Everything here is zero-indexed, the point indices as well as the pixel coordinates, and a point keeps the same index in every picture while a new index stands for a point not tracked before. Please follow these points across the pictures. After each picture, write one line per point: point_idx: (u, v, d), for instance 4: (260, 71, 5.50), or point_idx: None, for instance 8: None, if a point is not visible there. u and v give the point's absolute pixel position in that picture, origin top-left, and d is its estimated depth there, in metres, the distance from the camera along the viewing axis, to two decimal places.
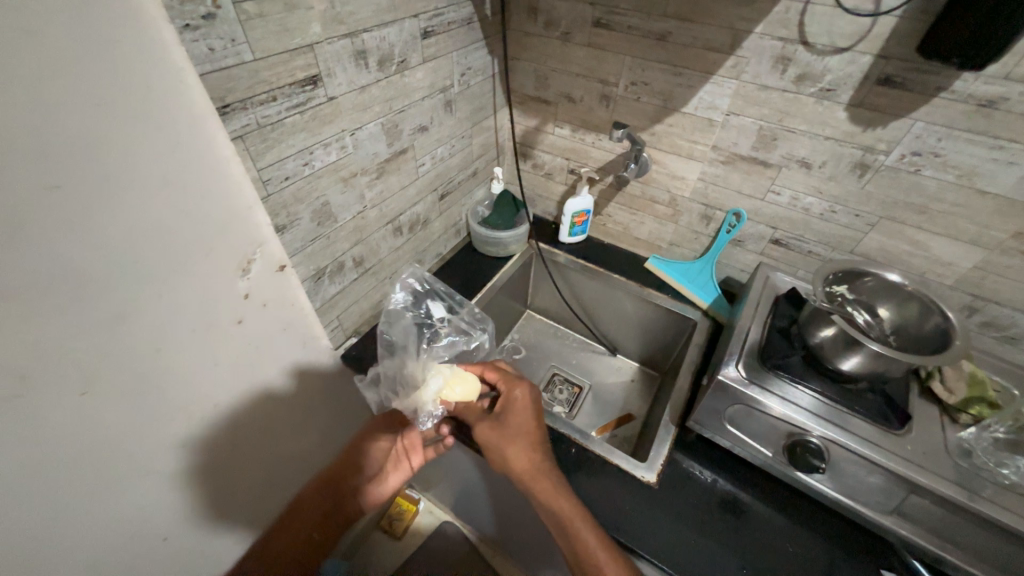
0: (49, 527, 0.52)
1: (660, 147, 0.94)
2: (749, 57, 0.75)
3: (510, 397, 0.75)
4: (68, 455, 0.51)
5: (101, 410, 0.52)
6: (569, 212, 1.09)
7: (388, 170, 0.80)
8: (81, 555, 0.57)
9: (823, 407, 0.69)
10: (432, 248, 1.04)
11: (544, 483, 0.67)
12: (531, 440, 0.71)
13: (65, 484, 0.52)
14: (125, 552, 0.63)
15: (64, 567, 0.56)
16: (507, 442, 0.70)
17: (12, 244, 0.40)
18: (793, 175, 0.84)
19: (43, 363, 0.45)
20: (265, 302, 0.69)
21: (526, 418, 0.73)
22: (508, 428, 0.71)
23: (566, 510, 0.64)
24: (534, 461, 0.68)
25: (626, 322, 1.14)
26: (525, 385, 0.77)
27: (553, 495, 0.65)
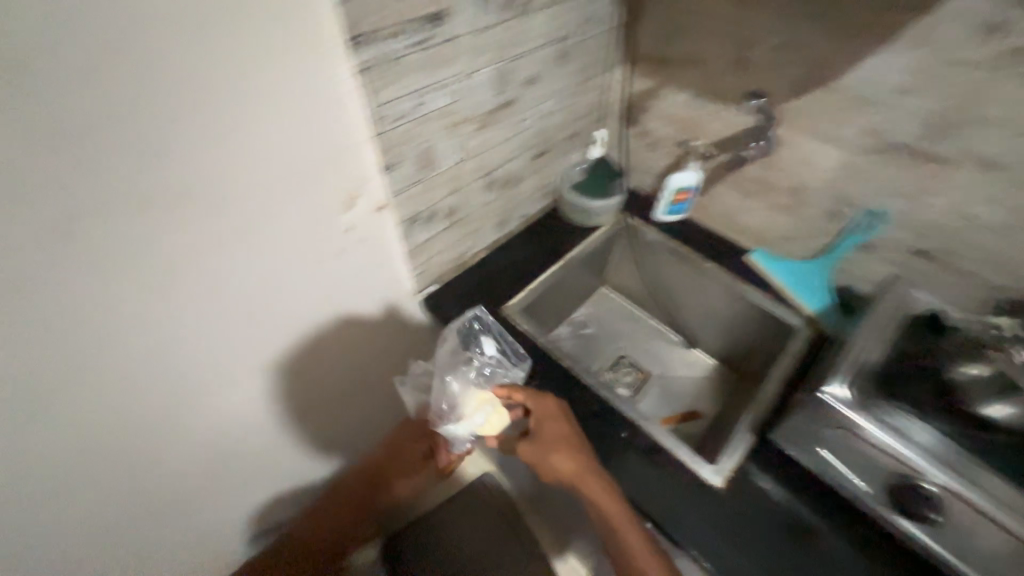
0: (174, 385, 0.63)
1: (795, 125, 0.82)
2: (945, 22, 0.61)
3: (540, 411, 0.74)
4: (192, 331, 0.61)
5: (219, 304, 0.62)
6: (671, 187, 1.00)
7: (493, 121, 0.78)
8: (192, 416, 0.68)
9: (951, 454, 0.59)
10: (520, 208, 1.01)
11: (592, 490, 0.69)
12: (571, 447, 0.71)
13: (194, 358, 0.63)
14: (224, 424, 0.74)
15: (188, 424, 0.69)
16: (550, 452, 0.71)
17: (170, 147, 0.48)
18: (967, 175, 0.69)
19: (185, 256, 0.55)
20: (363, 238, 0.73)
21: (561, 424, 0.74)
22: (544, 443, 0.72)
23: (616, 517, 0.68)
24: (580, 468, 0.70)
25: (710, 316, 1.05)
26: (552, 399, 0.76)
27: (603, 498, 0.69)
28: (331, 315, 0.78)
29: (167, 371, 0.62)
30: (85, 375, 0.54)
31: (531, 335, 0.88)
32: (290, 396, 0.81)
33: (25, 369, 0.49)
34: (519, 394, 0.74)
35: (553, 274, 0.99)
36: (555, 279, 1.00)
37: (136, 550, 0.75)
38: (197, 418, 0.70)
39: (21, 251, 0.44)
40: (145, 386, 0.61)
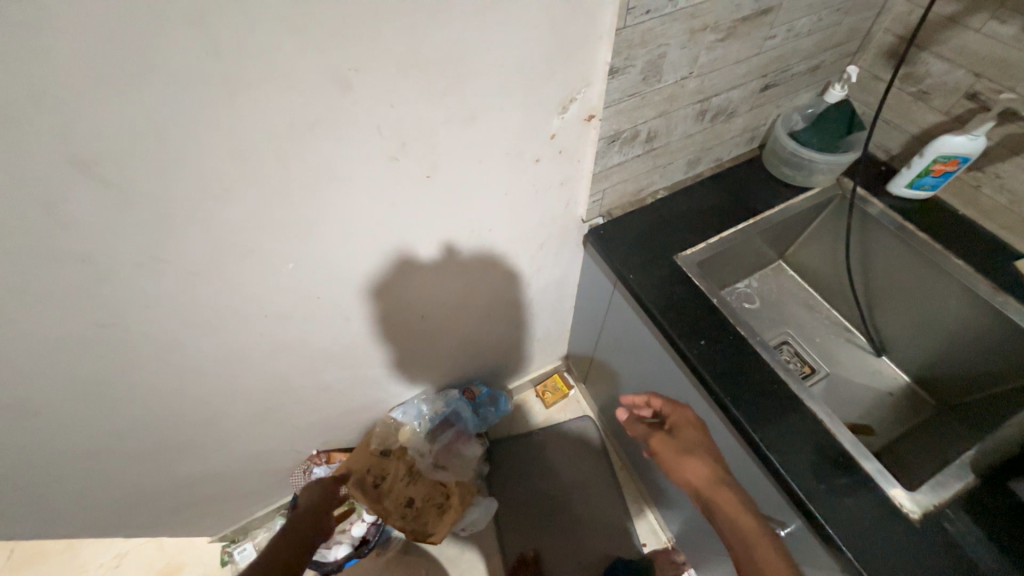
0: (370, 249, 0.70)
1: None
2: None
3: (678, 418, 0.78)
4: (402, 208, 0.66)
5: (427, 189, 0.65)
6: (936, 153, 0.77)
7: (738, 34, 0.66)
8: (375, 282, 0.76)
9: None
10: (717, 149, 0.89)
11: (724, 501, 0.67)
12: (705, 457, 0.72)
13: (397, 234, 0.70)
14: (394, 297, 0.81)
15: (376, 290, 0.78)
16: (686, 454, 0.73)
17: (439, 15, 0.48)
18: None
19: (417, 135, 0.58)
20: (562, 149, 0.70)
21: (698, 432, 0.75)
22: (681, 446, 0.74)
23: (749, 532, 0.64)
24: (714, 476, 0.69)
25: (933, 324, 0.84)
26: (689, 409, 0.78)
27: (738, 511, 0.66)
28: (507, 224, 0.78)
29: (372, 237, 0.68)
30: (319, 219, 0.62)
31: (704, 291, 0.80)
32: (450, 288, 0.86)
33: (286, 200, 0.57)
34: (657, 398, 0.80)
35: (741, 231, 0.87)
36: (741, 237, 0.88)
37: (315, 381, 0.91)
38: (380, 287, 0.78)
39: (311, 89, 0.48)
40: (353, 246, 0.68)
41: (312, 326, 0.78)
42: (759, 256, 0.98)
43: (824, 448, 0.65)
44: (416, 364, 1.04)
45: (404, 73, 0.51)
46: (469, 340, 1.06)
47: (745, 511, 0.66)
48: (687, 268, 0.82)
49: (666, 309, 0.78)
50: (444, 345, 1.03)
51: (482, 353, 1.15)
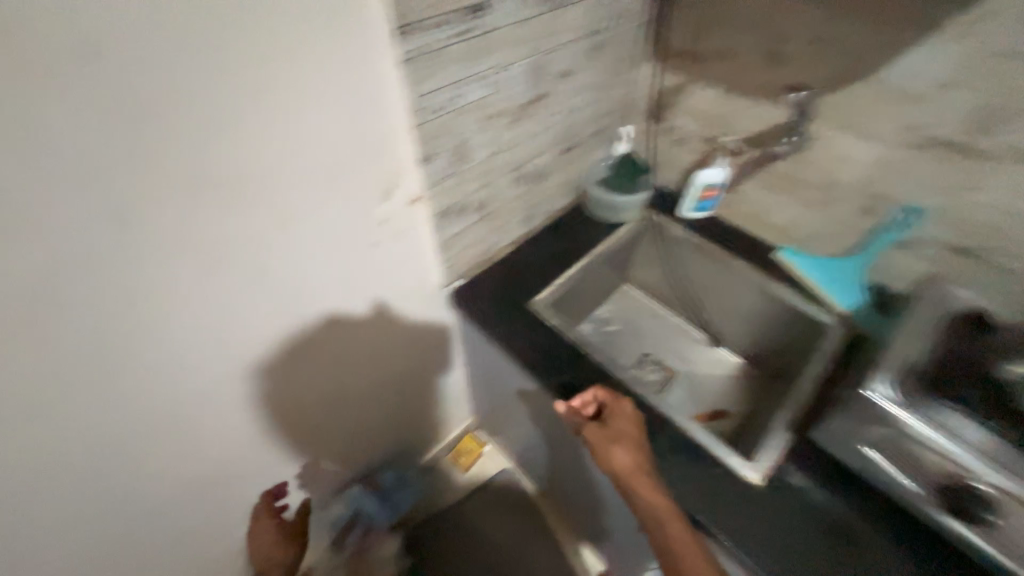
0: (229, 360, 0.66)
1: (828, 123, 0.81)
2: (994, 15, 0.60)
3: (615, 410, 0.75)
4: (250, 312, 0.64)
5: (269, 290, 0.64)
6: (698, 183, 0.98)
7: (526, 115, 0.78)
8: (224, 399, 0.70)
9: (1004, 451, 0.55)
10: (545, 203, 1.01)
11: (644, 487, 0.67)
12: (633, 447, 0.70)
13: (235, 346, 0.66)
14: (255, 409, 0.75)
15: (227, 409, 0.71)
16: (617, 442, 0.70)
17: (216, 138, 0.49)
18: (1006, 172, 0.67)
19: (229, 246, 0.57)
20: (397, 231, 0.74)
21: (630, 424, 0.73)
22: (615, 434, 0.72)
23: (661, 510, 0.65)
24: (637, 464, 0.68)
25: (740, 312, 1.04)
26: (627, 401, 0.75)
27: (654, 494, 0.66)
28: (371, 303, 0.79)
29: (226, 348, 0.65)
30: (154, 347, 0.58)
31: (559, 330, 0.88)
32: (322, 381, 0.83)
33: (99, 340, 0.53)
34: (601, 389, 0.76)
35: (578, 271, 0.99)
36: (579, 275, 0.99)
37: (194, 522, 0.80)
38: (233, 404, 0.71)
39: (91, 228, 0.46)
40: (185, 370, 0.62)
41: (175, 461, 0.70)
42: (603, 287, 1.12)
43: (680, 444, 0.75)
44: (326, 459, 0.97)
45: (205, 192, 0.52)
46: (359, 430, 1.01)
47: (661, 493, 0.67)
48: (540, 313, 0.90)
49: (530, 354, 0.84)
50: (363, 421, 1.00)
51: (380, 440, 1.10)
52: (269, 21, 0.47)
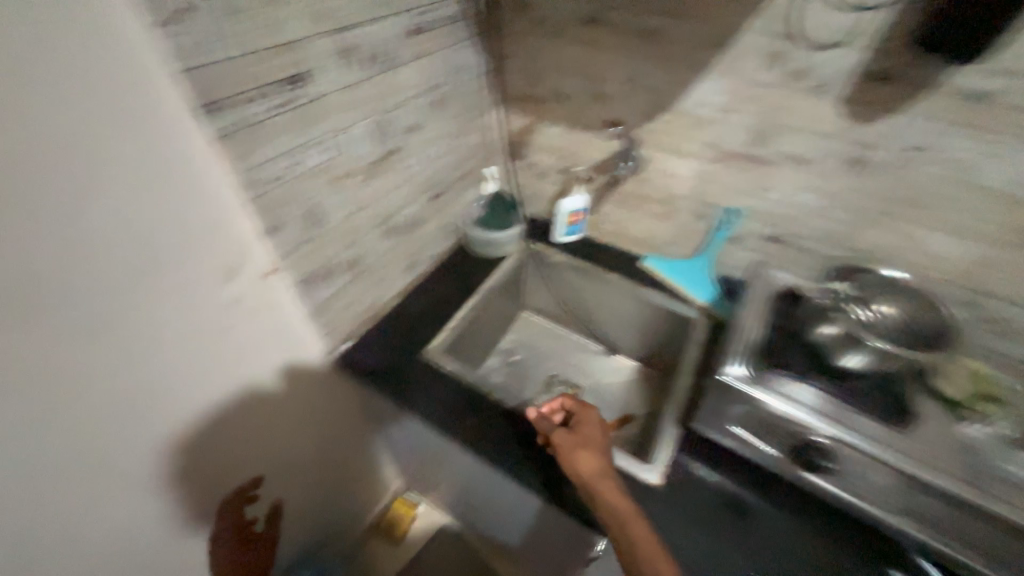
0: (66, 503, 0.55)
1: (653, 146, 0.93)
2: (744, 54, 0.74)
3: (583, 417, 0.72)
4: (84, 440, 0.54)
5: (104, 411, 0.55)
6: (563, 211, 1.07)
7: (379, 170, 0.78)
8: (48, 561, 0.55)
9: (829, 405, 0.64)
10: (425, 250, 1.02)
11: (607, 487, 0.62)
12: (597, 449, 0.67)
13: (50, 492, 0.53)
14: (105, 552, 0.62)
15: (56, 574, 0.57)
16: (583, 445, 0.67)
17: None
18: (786, 172, 0.82)
19: (18, 375, 0.46)
20: (254, 306, 0.68)
21: (598, 431, 0.70)
22: (583, 437, 0.68)
23: (628, 515, 0.59)
24: (599, 465, 0.65)
25: (625, 321, 1.12)
26: (593, 409, 0.73)
27: (619, 497, 0.61)
28: (244, 388, 0.72)
29: (56, 491, 0.53)
30: None
31: (456, 374, 0.86)
32: (207, 484, 0.72)
33: None
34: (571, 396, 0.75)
35: (467, 313, 0.99)
36: (469, 317, 1.00)
37: None
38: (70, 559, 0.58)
39: None
40: None
41: None
42: (499, 321, 1.15)
43: None
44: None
45: None
46: (258, 532, 0.89)
47: (624, 497, 0.62)
48: (434, 364, 0.88)
49: (428, 408, 0.81)
50: (296, 472, 0.91)
51: (289, 536, 0.98)
52: (40, 114, 0.41)
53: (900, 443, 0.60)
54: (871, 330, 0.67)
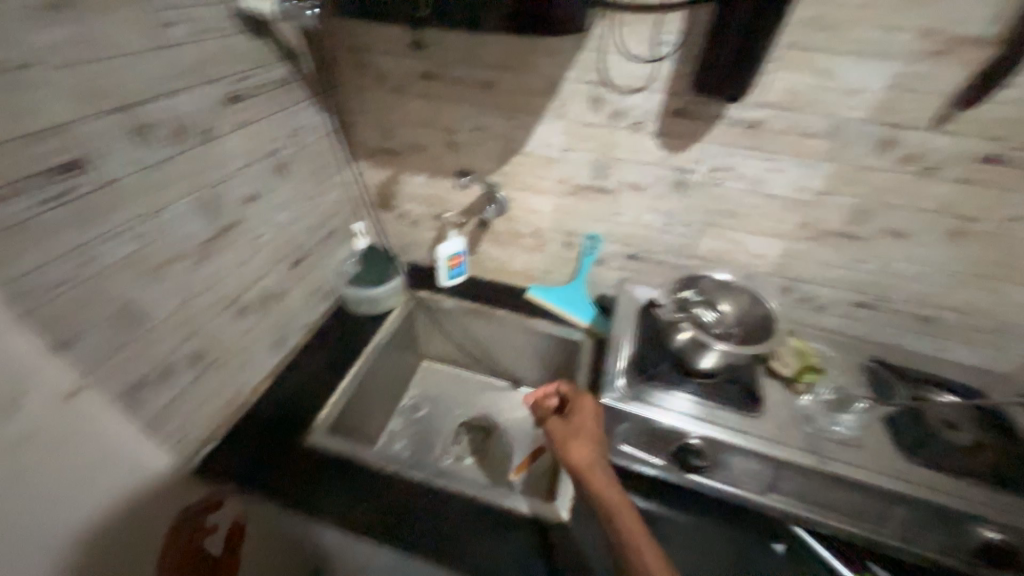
0: None
1: (512, 186, 0.97)
2: (569, 100, 0.82)
3: (578, 405, 0.70)
4: None
5: None
6: (443, 256, 1.05)
7: (215, 249, 0.70)
8: None
9: (697, 406, 0.70)
10: (295, 321, 0.93)
11: (597, 472, 0.62)
12: (591, 435, 0.66)
13: None
14: None
15: None
16: (574, 438, 0.65)
17: None
18: (629, 198, 0.91)
19: None
20: (59, 441, 0.53)
21: (592, 420, 0.68)
22: (576, 429, 0.67)
23: (621, 511, 0.57)
24: (591, 450, 0.64)
25: (523, 354, 1.13)
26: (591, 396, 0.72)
27: (611, 492, 0.59)
28: (65, 544, 0.55)
29: None
30: None
31: (344, 452, 0.78)
32: None
33: None
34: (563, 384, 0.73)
35: (351, 385, 0.92)
36: (354, 388, 0.92)
37: None
38: None
39: None
40: None
41: None
42: (392, 381, 1.09)
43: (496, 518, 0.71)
44: None
45: None
46: None
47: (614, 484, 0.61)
48: (315, 449, 0.78)
49: (314, 505, 0.71)
50: None
51: None
52: None
53: (755, 428, 0.68)
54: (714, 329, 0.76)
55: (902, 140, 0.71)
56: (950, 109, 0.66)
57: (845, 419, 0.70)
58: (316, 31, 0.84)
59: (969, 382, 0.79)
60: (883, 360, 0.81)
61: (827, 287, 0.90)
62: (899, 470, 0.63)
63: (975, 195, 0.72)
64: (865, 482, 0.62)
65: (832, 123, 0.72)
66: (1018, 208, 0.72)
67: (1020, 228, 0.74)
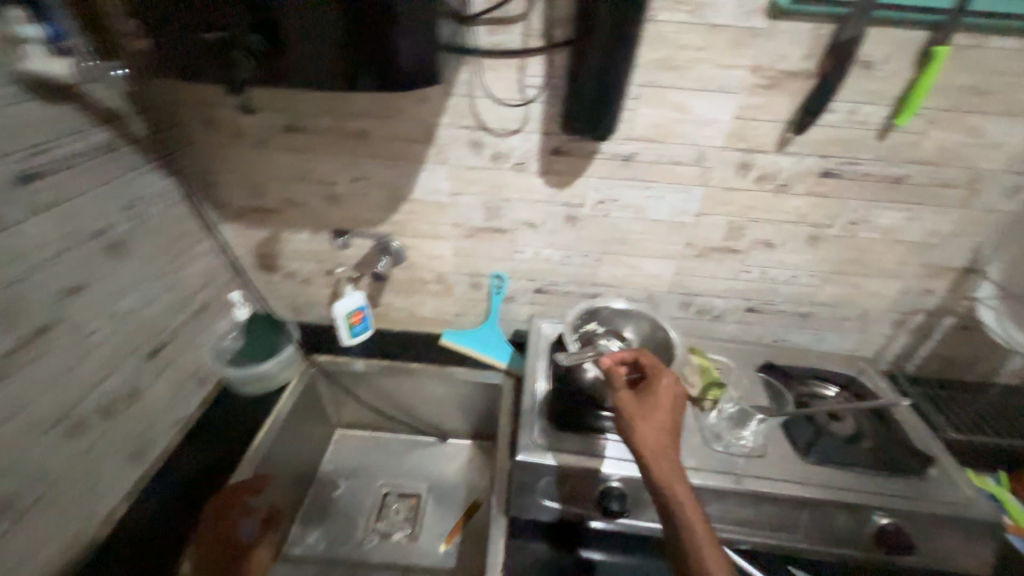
0: None
1: (406, 234, 0.91)
2: (447, 145, 0.79)
3: (659, 386, 0.63)
4: None
5: None
6: (342, 313, 0.97)
7: (21, 361, 0.56)
8: None
9: (612, 444, 0.70)
10: (160, 420, 0.79)
11: (668, 466, 0.57)
12: (664, 423, 0.60)
13: None
14: None
15: None
16: (648, 423, 0.59)
17: None
18: (526, 235, 0.90)
19: None
20: None
21: (671, 407, 0.61)
22: (652, 414, 0.60)
23: (690, 515, 0.54)
24: (663, 442, 0.58)
25: (444, 405, 1.06)
26: (670, 375, 0.63)
27: (682, 493, 0.56)
28: None
29: None
30: None
31: None
32: None
33: None
34: (648, 358, 0.65)
35: (241, 488, 0.77)
36: (243, 492, 0.78)
37: None
38: None
39: None
40: None
41: None
42: (296, 466, 0.95)
43: None
44: None
45: None
46: None
47: (682, 483, 0.56)
48: None
49: None
50: None
51: None
52: None
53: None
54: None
55: (755, 163, 0.77)
56: (787, 133, 0.73)
57: (748, 436, 0.71)
58: (139, 91, 0.72)
59: (847, 371, 0.87)
60: (772, 363, 0.87)
61: (720, 298, 0.95)
62: (804, 476, 0.66)
63: (821, 204, 0.81)
64: (775, 493, 0.64)
65: (695, 151, 0.76)
66: (856, 212, 0.81)
67: (861, 229, 0.83)
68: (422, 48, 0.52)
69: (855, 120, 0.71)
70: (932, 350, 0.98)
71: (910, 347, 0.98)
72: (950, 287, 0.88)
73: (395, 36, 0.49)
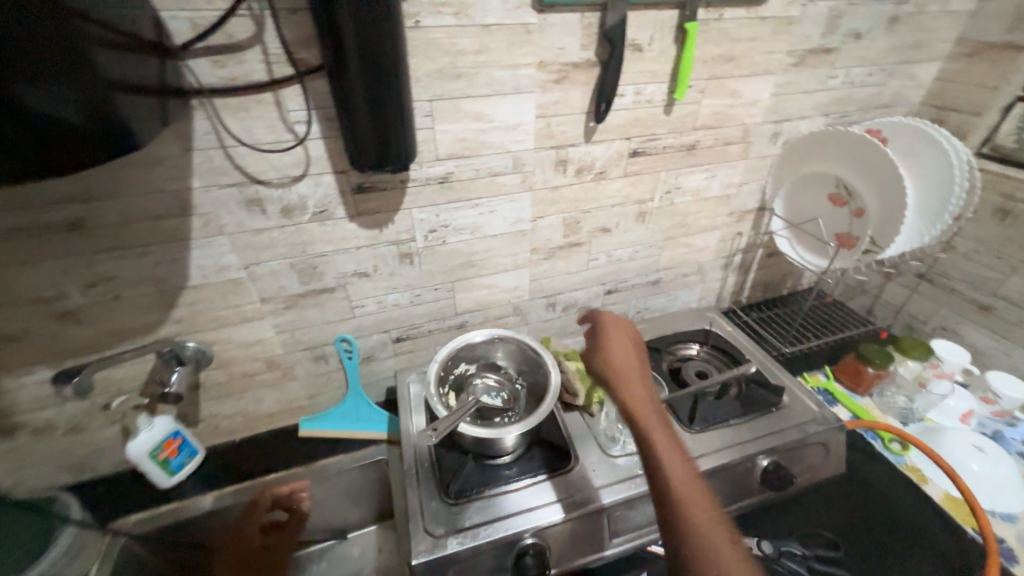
0: None
1: (201, 328, 0.71)
2: (215, 211, 0.61)
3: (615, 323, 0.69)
4: None
5: None
6: (143, 453, 0.72)
7: None
8: None
9: (516, 497, 0.62)
10: None
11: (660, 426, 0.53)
12: (629, 354, 0.64)
13: None
14: None
15: None
16: (608, 348, 0.64)
17: None
18: (360, 287, 0.76)
19: None
20: None
21: (628, 339, 0.66)
22: (612, 343, 0.65)
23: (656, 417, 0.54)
24: (627, 365, 0.61)
25: (328, 505, 0.88)
26: (624, 318, 0.70)
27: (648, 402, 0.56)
28: None
29: None
30: None
31: None
32: None
33: None
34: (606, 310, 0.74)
35: None
36: None
37: None
38: None
39: None
40: None
41: None
42: None
43: None
44: None
45: None
46: None
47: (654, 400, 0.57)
48: None
49: None
50: None
51: None
52: None
53: (579, 485, 0.64)
54: (496, 399, 0.70)
55: (569, 158, 0.75)
56: (589, 123, 0.73)
57: None
58: None
59: (701, 326, 0.94)
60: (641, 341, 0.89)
61: (580, 290, 0.95)
62: (696, 449, 0.68)
63: (638, 182, 0.84)
64: None
65: (510, 158, 0.71)
66: (668, 182, 0.86)
67: (676, 196, 0.89)
68: (88, 102, 0.36)
69: (643, 100, 0.74)
70: (755, 280, 1.12)
71: (739, 283, 1.11)
72: (753, 226, 1.01)
73: (28, 93, 0.32)
